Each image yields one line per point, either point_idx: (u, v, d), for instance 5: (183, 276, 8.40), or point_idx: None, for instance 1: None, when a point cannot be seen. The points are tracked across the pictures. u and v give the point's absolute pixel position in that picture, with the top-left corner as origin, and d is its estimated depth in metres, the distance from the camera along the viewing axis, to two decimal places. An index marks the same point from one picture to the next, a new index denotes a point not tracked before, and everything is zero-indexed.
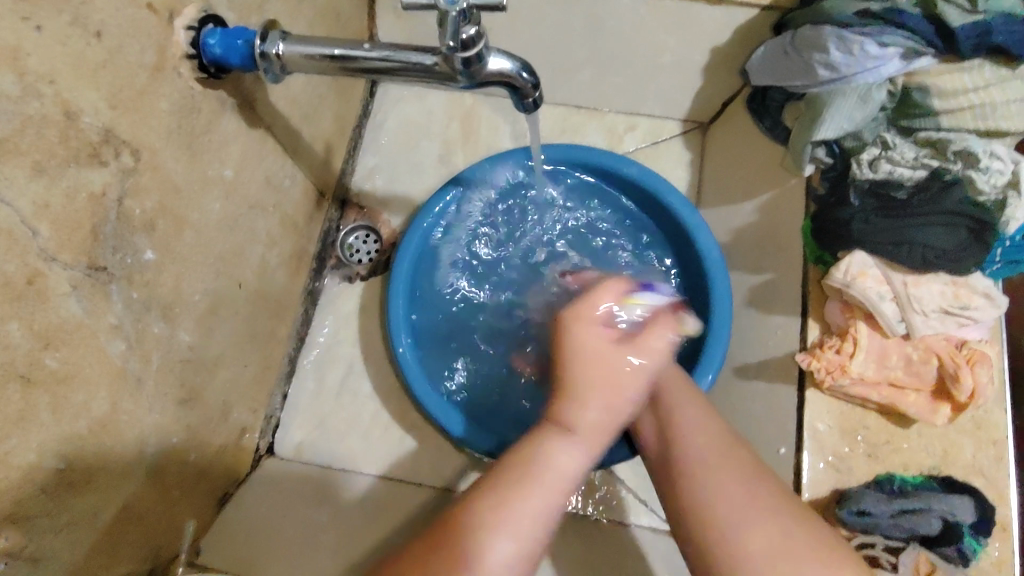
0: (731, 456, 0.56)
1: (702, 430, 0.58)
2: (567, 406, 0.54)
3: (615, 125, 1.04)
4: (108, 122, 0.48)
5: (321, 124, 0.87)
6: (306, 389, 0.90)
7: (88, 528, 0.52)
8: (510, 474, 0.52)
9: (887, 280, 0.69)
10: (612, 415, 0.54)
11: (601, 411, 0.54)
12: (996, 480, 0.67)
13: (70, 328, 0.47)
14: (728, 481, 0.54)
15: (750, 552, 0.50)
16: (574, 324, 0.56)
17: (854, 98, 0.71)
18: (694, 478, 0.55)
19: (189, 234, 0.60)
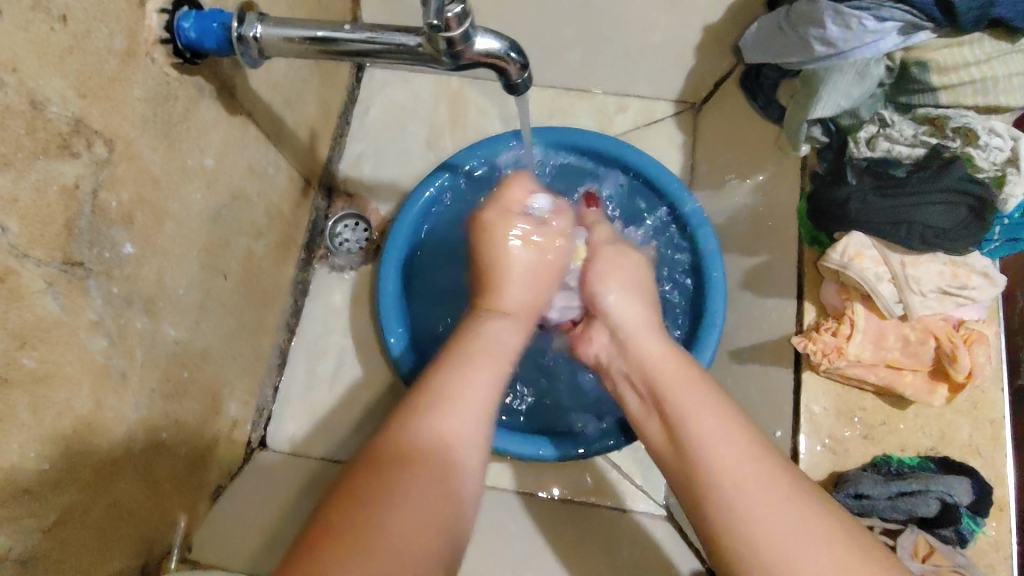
0: (759, 471, 0.49)
1: (720, 424, 0.52)
2: (502, 294, 0.63)
3: (606, 106, 1.02)
4: (78, 111, 0.46)
5: (306, 110, 0.85)
6: (298, 381, 0.89)
7: (76, 527, 0.51)
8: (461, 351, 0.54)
9: (886, 260, 0.68)
10: (541, 290, 0.65)
11: (527, 293, 0.64)
12: (993, 459, 0.67)
13: (46, 326, 0.45)
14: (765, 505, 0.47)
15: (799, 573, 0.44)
16: (484, 224, 0.68)
17: (852, 74, 0.69)
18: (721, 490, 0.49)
19: (170, 226, 0.58)
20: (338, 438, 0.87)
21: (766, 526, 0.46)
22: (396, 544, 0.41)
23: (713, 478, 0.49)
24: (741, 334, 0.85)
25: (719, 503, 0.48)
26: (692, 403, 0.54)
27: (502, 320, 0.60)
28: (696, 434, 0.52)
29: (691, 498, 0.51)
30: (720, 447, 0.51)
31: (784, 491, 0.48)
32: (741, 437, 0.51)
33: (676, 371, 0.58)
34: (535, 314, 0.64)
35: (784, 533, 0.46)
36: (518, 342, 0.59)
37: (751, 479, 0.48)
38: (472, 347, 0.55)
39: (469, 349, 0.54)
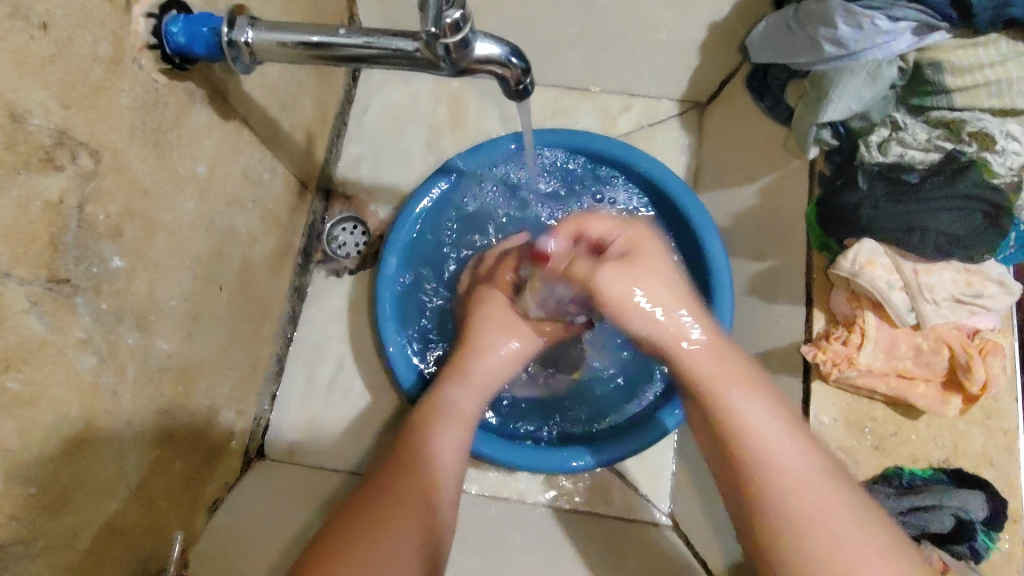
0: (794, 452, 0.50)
1: (800, 457, 0.50)
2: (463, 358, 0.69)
3: (609, 106, 1.01)
4: (61, 123, 0.44)
5: (302, 113, 0.83)
6: (296, 388, 0.87)
7: (67, 552, 0.49)
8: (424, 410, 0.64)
9: (897, 268, 0.66)
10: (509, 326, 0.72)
11: (501, 337, 0.70)
12: (1007, 470, 0.65)
13: (32, 347, 0.44)
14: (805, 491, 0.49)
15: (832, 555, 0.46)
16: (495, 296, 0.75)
17: (863, 75, 0.67)
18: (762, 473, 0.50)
19: (162, 237, 0.57)
20: (337, 447, 0.86)
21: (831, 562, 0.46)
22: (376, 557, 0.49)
23: (788, 525, 0.48)
24: (749, 341, 0.84)
25: (793, 534, 0.47)
26: (767, 427, 0.51)
27: (458, 386, 0.65)
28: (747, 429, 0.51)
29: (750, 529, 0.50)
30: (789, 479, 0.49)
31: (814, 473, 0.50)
32: (806, 450, 0.51)
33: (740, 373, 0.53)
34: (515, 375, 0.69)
35: (839, 530, 0.47)
36: (471, 397, 0.65)
37: (824, 518, 0.47)
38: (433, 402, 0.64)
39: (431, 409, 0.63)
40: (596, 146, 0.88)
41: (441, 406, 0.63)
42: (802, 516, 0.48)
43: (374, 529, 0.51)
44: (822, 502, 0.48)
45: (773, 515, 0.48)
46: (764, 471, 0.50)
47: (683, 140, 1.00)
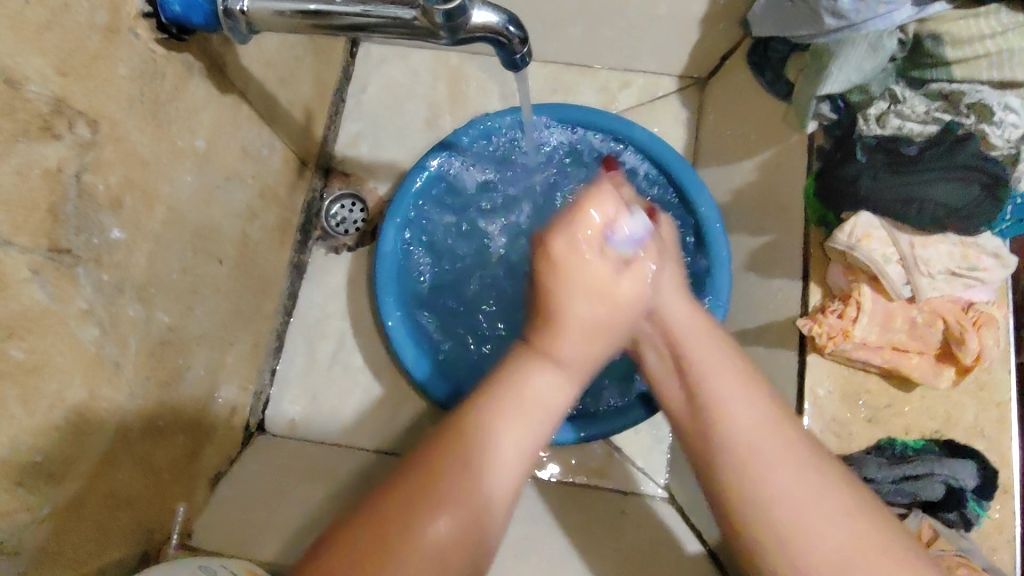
0: (773, 429, 0.47)
1: (750, 402, 0.48)
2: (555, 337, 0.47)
3: (608, 83, 1.01)
4: (59, 91, 0.44)
5: (299, 88, 0.82)
6: (297, 364, 0.88)
7: (71, 519, 0.50)
8: (496, 396, 0.46)
9: (894, 240, 0.66)
10: (597, 343, 0.48)
11: (589, 349, 0.48)
12: (999, 442, 0.66)
13: (35, 315, 0.44)
14: (779, 471, 0.46)
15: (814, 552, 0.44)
16: (557, 259, 0.47)
17: (864, 46, 0.66)
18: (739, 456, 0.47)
19: (161, 209, 0.57)
20: (338, 422, 0.86)
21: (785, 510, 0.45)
22: None
23: (737, 459, 0.47)
24: (746, 315, 0.84)
25: (759, 513, 0.45)
26: (729, 393, 0.49)
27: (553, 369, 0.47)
28: (713, 392, 0.49)
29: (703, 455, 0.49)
30: (745, 417, 0.48)
31: (782, 447, 0.47)
32: (777, 426, 0.48)
33: (697, 325, 0.53)
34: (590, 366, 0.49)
35: (808, 518, 0.44)
36: (564, 397, 0.47)
37: (781, 467, 0.46)
38: (511, 394, 0.46)
39: (500, 398, 0.46)
40: (599, 123, 0.87)
41: (524, 401, 0.46)
42: (771, 498, 0.45)
43: (410, 562, 0.40)
44: (783, 460, 0.46)
45: (735, 470, 0.47)
46: (726, 414, 0.48)
47: (683, 116, 1.00)
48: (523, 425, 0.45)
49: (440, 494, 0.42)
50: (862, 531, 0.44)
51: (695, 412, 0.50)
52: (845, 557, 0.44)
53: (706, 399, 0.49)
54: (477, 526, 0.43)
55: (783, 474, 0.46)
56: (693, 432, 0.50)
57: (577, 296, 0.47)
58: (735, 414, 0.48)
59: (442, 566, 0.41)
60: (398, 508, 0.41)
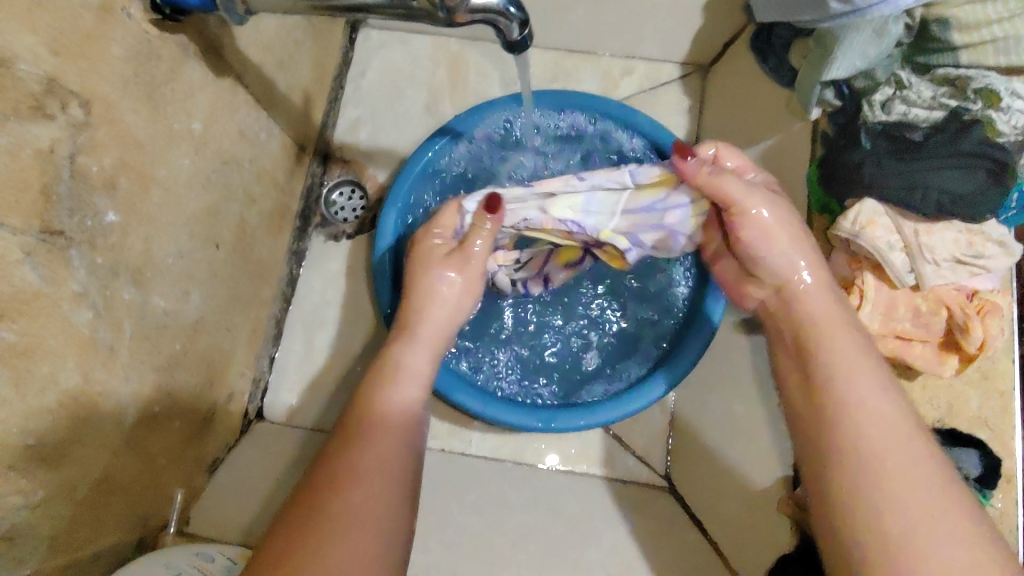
0: (913, 451, 0.46)
1: (896, 417, 0.48)
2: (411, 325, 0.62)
3: (611, 69, 1.00)
4: (51, 70, 0.44)
5: (298, 72, 0.81)
6: (296, 351, 0.88)
7: (66, 503, 0.49)
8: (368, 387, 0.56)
9: (898, 228, 0.65)
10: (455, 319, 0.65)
11: (445, 318, 0.64)
12: (1002, 431, 0.65)
13: (27, 297, 0.44)
14: (914, 495, 0.44)
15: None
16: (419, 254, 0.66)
17: (868, 32, 0.64)
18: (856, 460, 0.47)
19: (157, 192, 0.56)
20: (337, 409, 0.86)
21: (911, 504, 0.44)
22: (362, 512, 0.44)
23: (874, 468, 0.46)
24: None
25: (850, 509, 0.45)
26: (876, 405, 0.49)
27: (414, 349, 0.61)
28: (847, 398, 0.50)
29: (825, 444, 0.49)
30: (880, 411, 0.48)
31: (920, 471, 0.45)
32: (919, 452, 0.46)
33: (849, 346, 0.53)
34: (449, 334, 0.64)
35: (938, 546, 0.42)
36: (428, 368, 0.60)
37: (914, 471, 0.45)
38: (391, 376, 0.57)
39: (383, 377, 0.57)
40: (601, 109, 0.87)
41: (394, 378, 0.57)
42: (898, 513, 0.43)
43: (346, 493, 0.45)
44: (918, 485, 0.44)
45: (860, 468, 0.46)
46: (860, 417, 0.48)
47: (685, 104, 0.99)
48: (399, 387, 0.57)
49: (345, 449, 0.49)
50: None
51: (806, 380, 0.53)
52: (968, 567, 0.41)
53: (840, 387, 0.51)
54: (391, 464, 0.49)
55: (920, 497, 0.44)
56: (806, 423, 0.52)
57: (437, 268, 0.64)
58: (873, 422, 0.48)
59: (376, 499, 0.46)
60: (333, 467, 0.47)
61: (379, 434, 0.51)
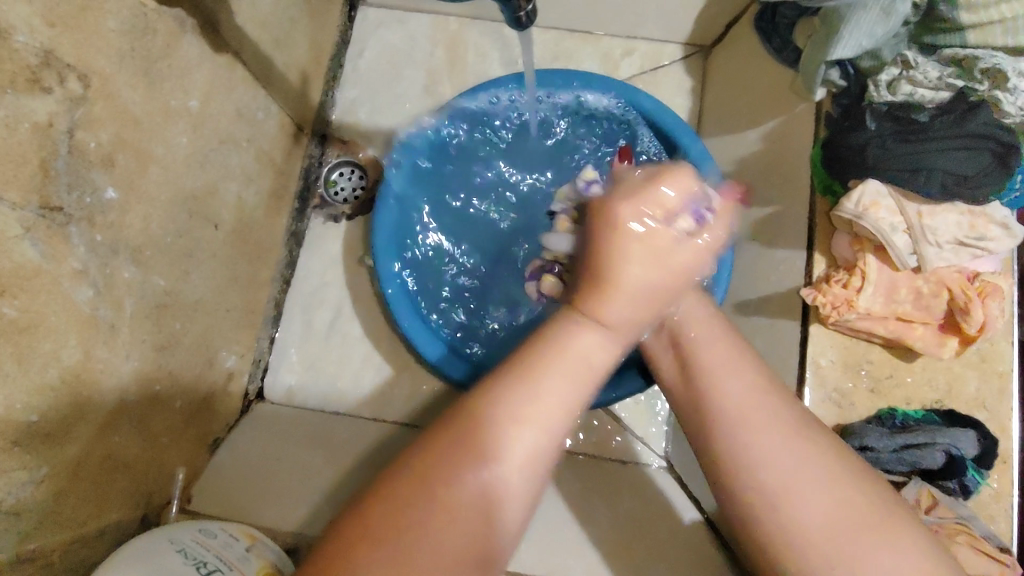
0: (765, 408, 0.47)
1: (733, 372, 0.49)
2: (602, 297, 0.46)
3: (611, 50, 0.99)
4: (47, 42, 0.43)
5: (296, 51, 0.80)
6: (295, 333, 0.88)
7: (71, 481, 0.49)
8: (539, 359, 0.45)
9: (902, 209, 0.65)
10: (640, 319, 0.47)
11: (631, 309, 0.47)
12: (998, 412, 0.65)
13: (27, 274, 0.43)
14: (777, 456, 0.45)
15: (804, 529, 0.42)
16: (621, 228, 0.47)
17: (876, 11, 0.63)
18: (721, 433, 0.47)
19: (155, 170, 0.55)
20: (336, 390, 0.86)
21: (761, 481, 0.44)
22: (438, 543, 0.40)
23: (728, 432, 0.47)
24: (748, 287, 0.84)
25: (751, 490, 0.45)
26: (717, 366, 0.50)
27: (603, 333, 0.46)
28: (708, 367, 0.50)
29: (700, 432, 0.49)
30: (743, 395, 0.48)
31: (771, 419, 0.46)
32: (758, 400, 0.47)
33: (709, 325, 0.53)
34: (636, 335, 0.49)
35: (800, 495, 0.43)
36: (605, 362, 0.47)
37: (789, 447, 0.45)
38: (553, 354, 0.45)
39: (545, 359, 0.45)
40: (574, 83, 0.85)
41: (553, 365, 0.45)
42: (757, 467, 0.45)
43: (438, 501, 0.41)
44: (769, 430, 0.46)
45: (724, 437, 0.47)
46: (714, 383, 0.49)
47: (687, 85, 0.99)
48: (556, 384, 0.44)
49: (469, 440, 0.43)
50: (838, 500, 0.43)
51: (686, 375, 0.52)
52: (836, 528, 0.42)
53: (698, 363, 0.51)
54: (495, 490, 0.42)
55: (779, 457, 0.45)
56: (687, 401, 0.51)
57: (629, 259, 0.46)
58: (727, 391, 0.48)
59: (460, 516, 0.41)
60: (444, 460, 0.42)
61: (480, 450, 0.42)
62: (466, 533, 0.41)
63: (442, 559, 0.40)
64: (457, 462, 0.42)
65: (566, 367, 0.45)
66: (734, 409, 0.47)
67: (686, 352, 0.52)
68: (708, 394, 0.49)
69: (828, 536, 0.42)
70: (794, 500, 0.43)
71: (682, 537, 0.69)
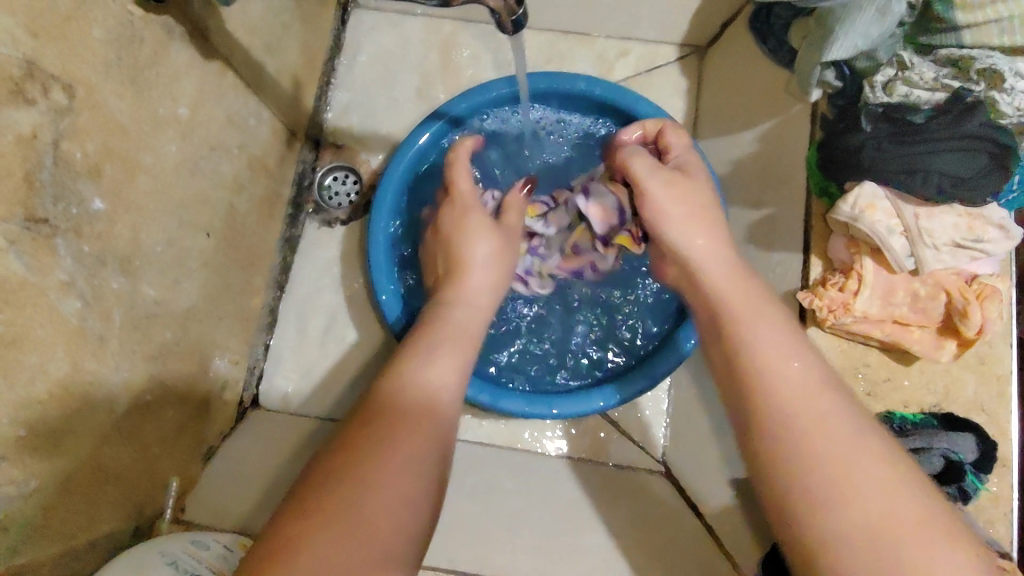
0: (821, 403, 0.43)
1: (792, 363, 0.45)
2: (464, 283, 0.64)
3: (606, 51, 0.99)
4: (30, 53, 0.42)
5: (287, 56, 0.80)
6: (289, 340, 0.87)
7: (60, 493, 0.49)
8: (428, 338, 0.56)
9: (898, 211, 0.64)
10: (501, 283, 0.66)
11: (491, 280, 0.66)
12: (997, 415, 0.65)
13: (12, 287, 0.43)
14: (832, 452, 0.40)
15: (849, 530, 0.38)
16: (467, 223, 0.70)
17: (871, 12, 0.62)
18: (769, 425, 0.43)
19: (144, 179, 0.55)
20: (331, 396, 0.86)
21: (810, 476, 0.40)
22: (371, 521, 0.40)
23: (777, 422, 0.43)
24: None
25: (799, 493, 0.40)
26: (769, 353, 0.46)
27: (458, 307, 0.61)
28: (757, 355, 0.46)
29: (739, 422, 0.46)
30: (788, 385, 0.44)
31: (826, 414, 0.42)
32: (816, 394, 0.43)
33: (746, 299, 0.51)
34: (494, 298, 0.65)
35: (853, 496, 0.39)
36: (480, 325, 0.61)
37: (827, 432, 0.42)
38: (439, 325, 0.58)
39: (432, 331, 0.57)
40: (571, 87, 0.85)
41: (446, 327, 0.58)
42: (806, 461, 0.41)
43: (353, 482, 0.41)
44: (825, 424, 0.42)
45: (771, 429, 0.43)
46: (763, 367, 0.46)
47: (682, 85, 0.98)
48: (455, 346, 0.55)
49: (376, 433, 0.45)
50: (898, 505, 0.38)
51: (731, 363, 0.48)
52: (887, 528, 0.37)
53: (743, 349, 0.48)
54: (415, 470, 0.44)
55: (835, 455, 0.40)
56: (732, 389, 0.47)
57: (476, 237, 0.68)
58: (778, 380, 0.44)
59: (388, 501, 0.41)
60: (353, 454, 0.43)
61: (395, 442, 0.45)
62: (403, 504, 0.42)
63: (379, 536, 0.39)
64: (363, 453, 0.43)
65: (451, 332, 0.57)
66: (789, 402, 0.43)
67: (731, 337, 0.49)
68: (760, 383, 0.45)
69: (878, 538, 0.37)
70: (842, 498, 0.39)
71: (679, 543, 0.69)
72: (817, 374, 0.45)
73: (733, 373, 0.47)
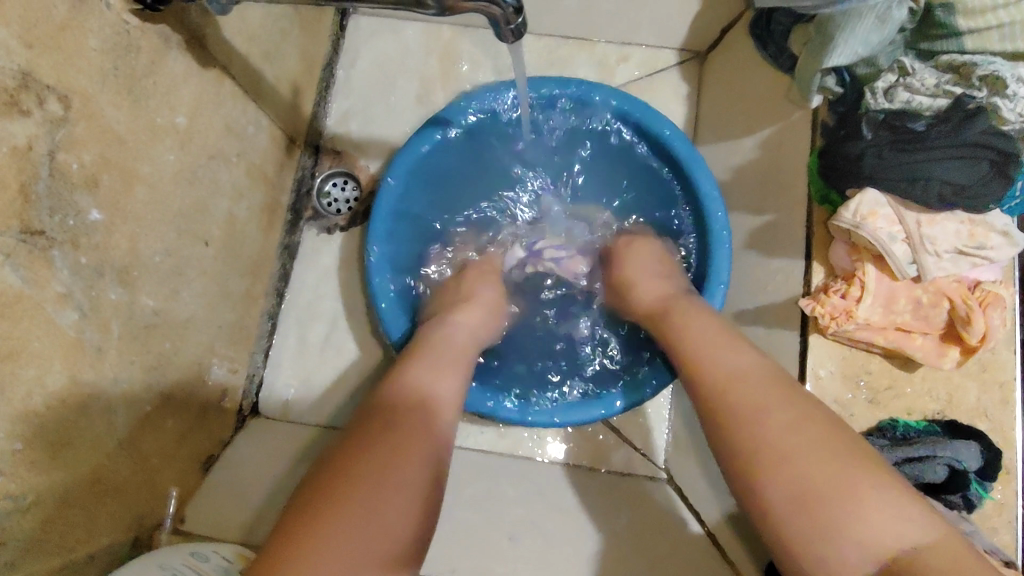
0: (767, 385, 0.52)
1: (738, 356, 0.55)
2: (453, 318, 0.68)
3: (606, 57, 0.99)
4: (25, 64, 0.42)
5: (286, 63, 0.79)
6: (289, 348, 0.87)
7: (59, 507, 0.48)
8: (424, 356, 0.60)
9: (900, 218, 0.64)
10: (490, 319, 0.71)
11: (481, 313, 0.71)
12: (1001, 422, 0.65)
13: (8, 299, 0.42)
14: (776, 415, 0.49)
15: (802, 478, 0.45)
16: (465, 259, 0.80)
17: (871, 19, 0.62)
18: (725, 410, 0.52)
19: (142, 189, 0.55)
20: (331, 404, 0.85)
21: (762, 439, 0.48)
22: (363, 530, 0.42)
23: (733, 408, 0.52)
24: (745, 297, 0.83)
25: (754, 455, 0.48)
26: (720, 358, 0.56)
27: (453, 332, 0.66)
28: (712, 361, 0.56)
29: (706, 409, 0.54)
30: (732, 373, 0.54)
31: (774, 389, 0.51)
32: (761, 378, 0.53)
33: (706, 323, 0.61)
34: (482, 335, 0.68)
35: (798, 450, 0.47)
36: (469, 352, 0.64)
37: (765, 411, 0.50)
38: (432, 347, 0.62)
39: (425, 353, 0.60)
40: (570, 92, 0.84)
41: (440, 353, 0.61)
42: (761, 429, 0.49)
43: (344, 493, 0.43)
44: (771, 398, 0.51)
45: (728, 408, 0.52)
46: (717, 367, 0.56)
47: (683, 90, 0.99)
48: (442, 366, 0.59)
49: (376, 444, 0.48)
50: (834, 453, 0.46)
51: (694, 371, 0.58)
52: (829, 474, 0.45)
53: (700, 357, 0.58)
54: (416, 485, 0.46)
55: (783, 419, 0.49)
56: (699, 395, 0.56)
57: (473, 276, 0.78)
58: (726, 371, 0.55)
59: (379, 508, 0.43)
60: (352, 468, 0.45)
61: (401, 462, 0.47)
62: (394, 508, 0.44)
63: (363, 538, 0.41)
64: (359, 464, 0.46)
65: (435, 352, 0.61)
66: (741, 387, 0.53)
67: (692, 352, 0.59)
68: (718, 377, 0.55)
69: (824, 481, 0.44)
70: (790, 452, 0.47)
71: (682, 551, 0.69)
72: (758, 362, 0.55)
73: (696, 382, 0.57)
